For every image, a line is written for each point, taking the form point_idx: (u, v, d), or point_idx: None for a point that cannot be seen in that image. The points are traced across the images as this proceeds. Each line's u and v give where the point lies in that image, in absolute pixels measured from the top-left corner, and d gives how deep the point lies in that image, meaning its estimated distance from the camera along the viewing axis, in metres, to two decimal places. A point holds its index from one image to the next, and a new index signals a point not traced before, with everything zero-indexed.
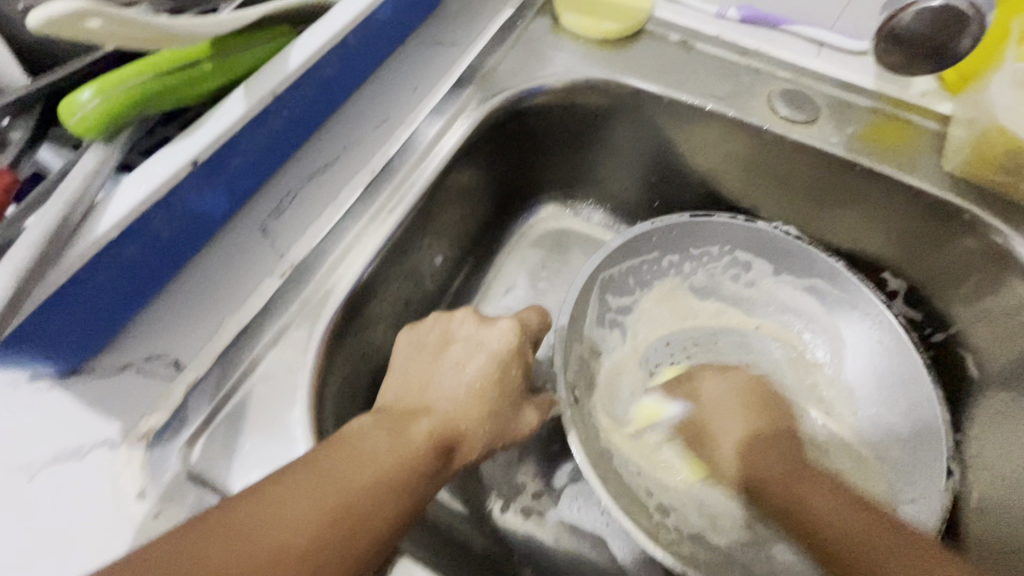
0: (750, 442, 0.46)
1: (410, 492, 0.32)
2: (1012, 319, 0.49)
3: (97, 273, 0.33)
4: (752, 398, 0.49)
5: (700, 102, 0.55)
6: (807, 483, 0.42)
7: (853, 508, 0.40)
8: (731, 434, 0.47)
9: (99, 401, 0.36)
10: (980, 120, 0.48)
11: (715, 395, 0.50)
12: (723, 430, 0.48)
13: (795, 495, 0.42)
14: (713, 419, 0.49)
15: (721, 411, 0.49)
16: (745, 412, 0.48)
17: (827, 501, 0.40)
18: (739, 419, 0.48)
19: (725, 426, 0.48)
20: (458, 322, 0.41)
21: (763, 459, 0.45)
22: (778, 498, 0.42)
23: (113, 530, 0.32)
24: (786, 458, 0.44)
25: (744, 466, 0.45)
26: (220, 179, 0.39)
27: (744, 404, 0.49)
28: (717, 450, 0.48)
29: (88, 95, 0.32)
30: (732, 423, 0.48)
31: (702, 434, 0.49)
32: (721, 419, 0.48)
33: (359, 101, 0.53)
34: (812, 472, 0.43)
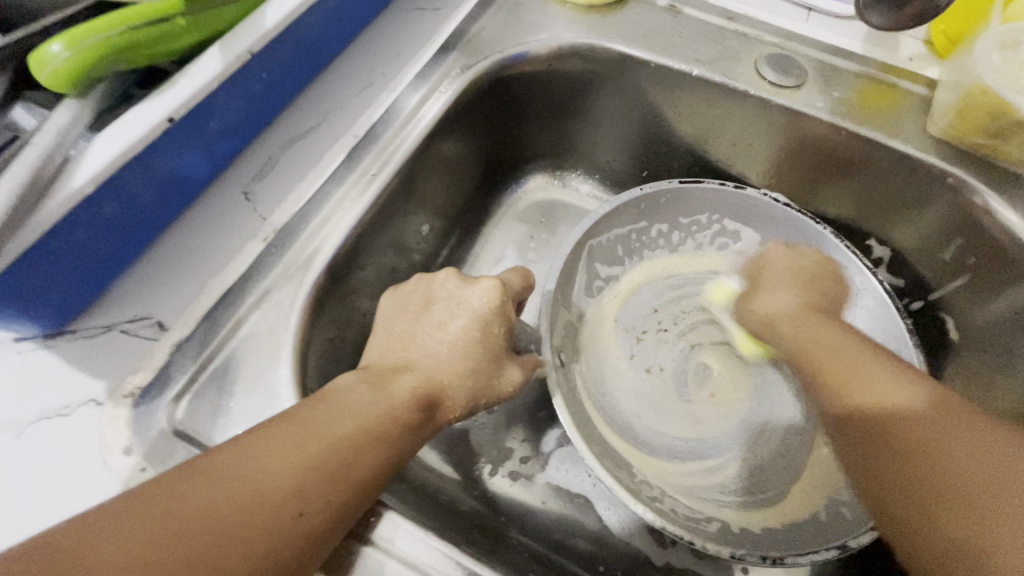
0: (799, 308, 0.51)
1: (392, 443, 0.33)
2: (992, 281, 0.49)
3: (77, 232, 0.34)
4: (801, 271, 0.54)
5: (686, 67, 0.55)
6: (894, 399, 0.40)
7: (939, 428, 0.37)
8: (780, 303, 0.52)
9: (83, 361, 0.37)
10: (966, 80, 0.48)
11: (774, 257, 0.56)
12: (770, 297, 0.53)
13: (873, 410, 0.40)
14: (771, 274, 0.55)
15: (774, 280, 0.55)
16: (796, 288, 0.53)
17: (928, 437, 0.37)
18: (832, 331, 0.47)
19: (782, 296, 0.53)
20: (441, 283, 0.41)
21: (888, 396, 0.40)
22: (871, 421, 0.40)
23: (101, 483, 0.33)
24: (847, 347, 0.45)
25: (808, 341, 0.48)
26: (201, 141, 0.39)
27: (800, 270, 0.54)
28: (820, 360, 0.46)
29: (58, 48, 0.31)
30: (818, 331, 0.48)
31: (757, 279, 0.57)
32: (777, 302, 0.52)
33: (342, 67, 0.52)
34: (883, 364, 0.43)
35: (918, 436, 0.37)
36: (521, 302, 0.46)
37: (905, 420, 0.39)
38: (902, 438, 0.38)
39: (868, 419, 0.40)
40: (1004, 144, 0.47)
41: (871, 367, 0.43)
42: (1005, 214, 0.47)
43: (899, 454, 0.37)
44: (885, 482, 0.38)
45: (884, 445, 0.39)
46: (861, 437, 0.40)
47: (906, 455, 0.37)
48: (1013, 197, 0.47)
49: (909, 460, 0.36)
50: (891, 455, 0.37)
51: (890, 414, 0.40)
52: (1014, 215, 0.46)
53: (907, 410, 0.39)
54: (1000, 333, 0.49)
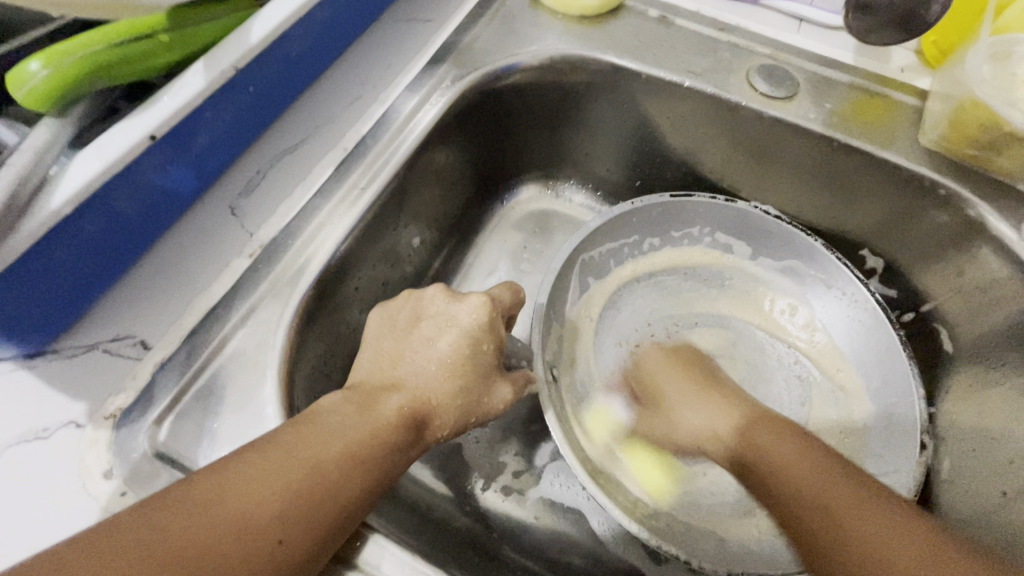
0: (727, 421, 0.45)
1: (377, 465, 0.32)
2: (986, 293, 0.49)
3: (57, 251, 0.33)
4: (681, 369, 0.50)
5: (678, 79, 0.55)
6: (812, 464, 0.38)
7: (812, 470, 0.38)
8: (703, 422, 0.46)
9: (65, 381, 0.36)
10: (956, 93, 0.48)
11: (654, 361, 0.52)
12: (680, 411, 0.47)
13: (774, 467, 0.39)
14: (664, 382, 0.50)
15: (680, 393, 0.48)
16: (701, 391, 0.48)
17: (813, 474, 0.37)
18: (711, 403, 0.46)
19: (708, 416, 0.46)
20: (429, 298, 0.41)
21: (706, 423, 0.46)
22: (756, 453, 0.41)
23: (80, 508, 0.32)
24: (699, 412, 0.46)
25: (711, 436, 0.45)
26: (186, 156, 0.38)
27: (668, 377, 0.50)
28: (678, 420, 0.47)
29: (37, 66, 0.31)
30: (703, 410, 0.46)
31: (655, 395, 0.50)
32: (664, 378, 0.50)
33: (332, 79, 0.52)
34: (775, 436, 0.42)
35: (805, 488, 0.37)
36: (512, 317, 0.46)
37: (794, 470, 0.38)
38: (778, 458, 0.39)
39: (754, 445, 0.42)
40: (995, 156, 0.47)
41: (768, 427, 0.43)
42: (997, 226, 0.47)
43: (842, 505, 0.35)
44: (801, 487, 0.37)
45: (760, 476, 0.40)
46: (751, 474, 0.41)
47: (812, 492, 0.36)
48: (1005, 209, 0.47)
49: (805, 492, 0.37)
50: (785, 490, 0.37)
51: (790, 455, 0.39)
52: (1005, 227, 0.46)
53: (829, 470, 0.37)
54: (993, 345, 0.48)
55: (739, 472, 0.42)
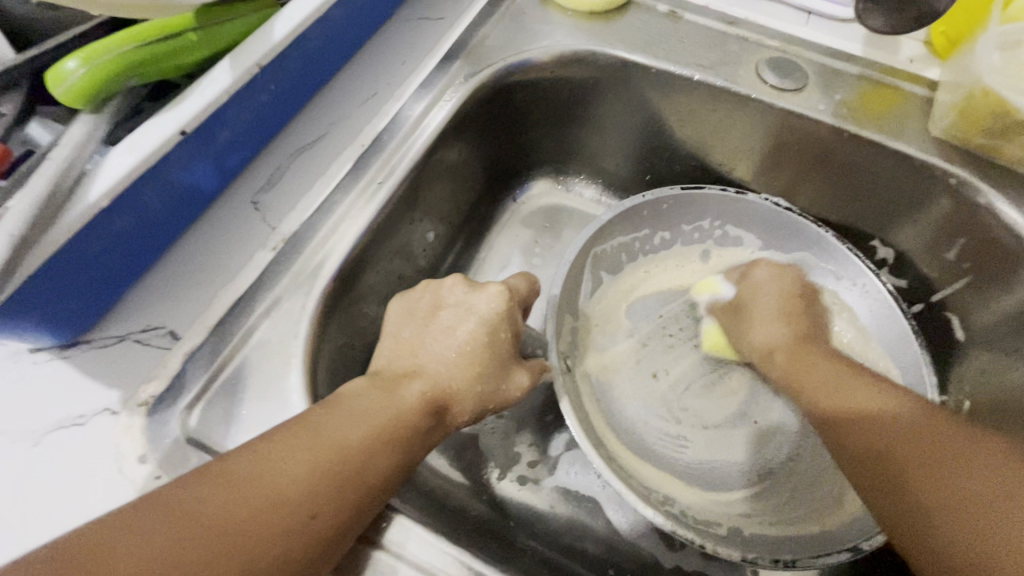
0: (793, 342, 0.49)
1: (402, 447, 0.33)
2: (997, 281, 0.49)
3: (91, 243, 0.34)
4: (800, 303, 0.53)
5: (688, 73, 0.55)
6: (920, 416, 0.38)
7: (922, 432, 0.37)
8: (768, 337, 0.51)
9: (98, 371, 0.37)
10: (966, 82, 0.48)
11: (762, 279, 0.55)
12: (758, 329, 0.52)
13: (857, 412, 0.40)
14: (761, 297, 0.54)
15: (763, 312, 0.52)
16: (784, 318, 0.51)
17: (894, 431, 0.37)
18: (772, 319, 0.51)
19: (764, 324, 0.52)
20: (447, 289, 0.42)
21: (868, 403, 0.40)
22: (847, 417, 0.41)
23: (117, 491, 0.33)
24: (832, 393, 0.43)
25: (773, 352, 0.50)
26: (211, 152, 0.39)
27: (787, 304, 0.52)
28: (744, 334, 0.53)
29: (74, 64, 0.33)
30: (776, 326, 0.51)
31: (741, 307, 0.54)
32: (761, 292, 0.54)
33: (346, 78, 0.53)
34: (886, 414, 0.39)
35: (904, 442, 0.37)
36: (527, 308, 0.47)
37: (905, 426, 0.38)
38: (841, 411, 0.41)
39: (828, 415, 0.42)
40: (1006, 144, 0.47)
41: (842, 418, 0.41)
42: (1008, 213, 0.47)
43: (925, 452, 0.35)
44: (872, 444, 0.38)
45: (839, 446, 0.40)
46: (831, 432, 0.41)
47: (879, 453, 0.37)
48: (1016, 196, 0.47)
49: (878, 444, 0.38)
50: (868, 437, 0.38)
51: (868, 439, 0.38)
52: (1016, 214, 0.47)
53: (901, 403, 0.39)
54: (1005, 332, 0.49)
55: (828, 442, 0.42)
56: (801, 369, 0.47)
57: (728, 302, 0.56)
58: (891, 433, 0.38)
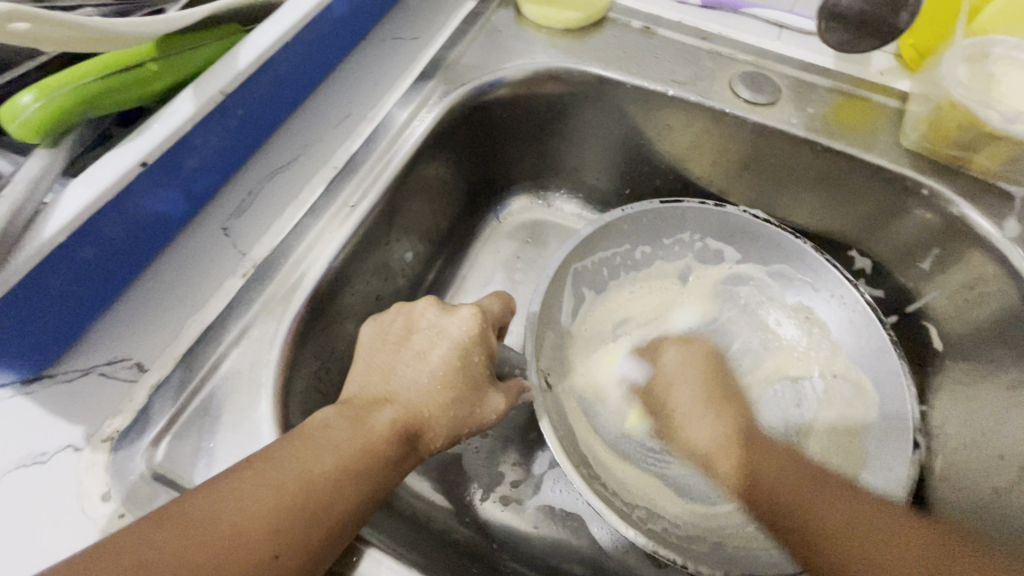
0: (728, 436, 0.45)
1: (370, 479, 0.32)
2: (971, 290, 0.50)
3: (52, 278, 0.34)
4: (706, 369, 0.50)
5: (662, 89, 0.56)
6: (806, 471, 0.42)
7: (822, 500, 0.40)
8: (704, 435, 0.46)
9: (61, 406, 0.37)
10: (934, 94, 0.49)
11: (672, 368, 0.51)
12: (687, 426, 0.47)
13: (810, 499, 0.40)
14: (676, 388, 0.50)
15: (690, 405, 0.48)
16: (712, 408, 0.47)
17: (835, 510, 0.39)
18: (716, 421, 0.46)
19: (695, 419, 0.47)
20: (420, 311, 0.42)
21: (697, 435, 0.46)
22: (750, 461, 0.43)
23: (79, 530, 0.33)
24: (785, 469, 0.42)
25: (720, 451, 0.45)
26: (177, 181, 0.39)
27: (705, 380, 0.50)
28: (682, 430, 0.48)
29: (29, 99, 0.32)
30: (702, 424, 0.46)
31: (660, 402, 0.50)
32: (679, 390, 0.49)
33: (320, 99, 0.53)
34: (812, 468, 0.43)
35: (851, 527, 0.38)
36: (503, 327, 0.47)
37: (823, 518, 0.38)
38: (785, 490, 0.41)
39: (778, 498, 0.40)
40: (975, 155, 0.48)
41: (788, 472, 0.42)
42: (978, 223, 0.48)
43: (804, 510, 0.39)
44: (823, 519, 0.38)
45: (805, 513, 0.39)
46: (768, 509, 0.41)
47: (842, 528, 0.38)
48: (985, 206, 0.48)
49: (831, 526, 0.38)
50: (851, 554, 0.36)
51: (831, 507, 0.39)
52: (986, 224, 0.47)
53: (861, 514, 0.38)
54: (980, 341, 0.49)
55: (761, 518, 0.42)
56: (786, 455, 0.44)
57: (646, 397, 0.52)
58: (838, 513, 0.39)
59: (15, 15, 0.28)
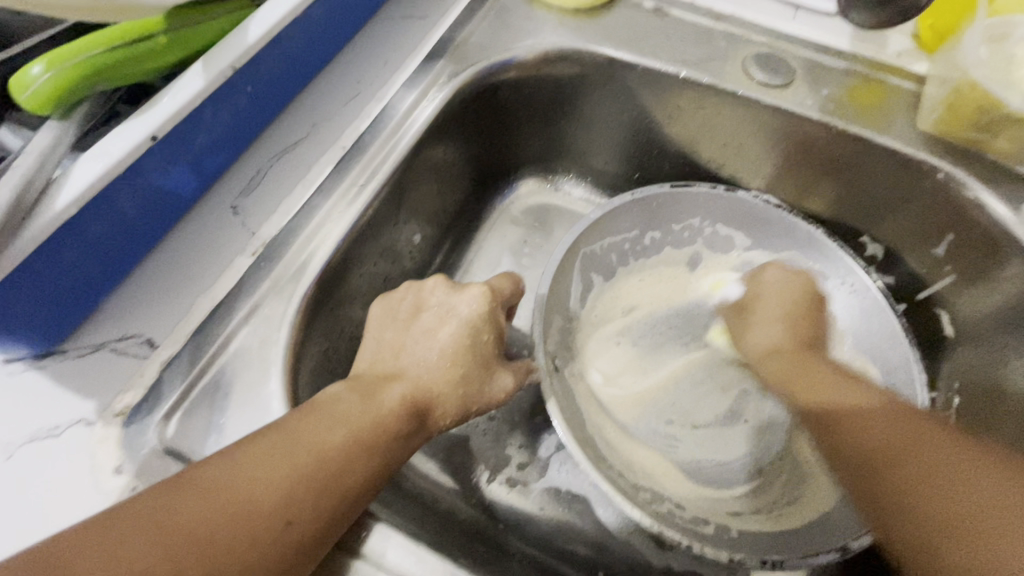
0: (786, 346, 0.51)
1: (381, 452, 0.32)
2: (985, 275, 0.49)
3: (63, 251, 0.34)
4: (808, 308, 0.53)
5: (674, 69, 0.55)
6: (896, 414, 0.40)
7: (909, 427, 0.39)
8: (767, 338, 0.52)
9: (73, 380, 0.37)
10: (953, 75, 0.48)
11: (774, 281, 0.55)
12: (753, 332, 0.53)
13: (882, 446, 0.38)
14: (763, 300, 0.55)
15: (769, 315, 0.53)
16: (779, 321, 0.53)
17: (891, 429, 0.39)
18: (784, 326, 0.52)
19: (763, 327, 0.53)
20: (429, 290, 0.41)
21: (760, 339, 0.52)
22: (833, 420, 0.42)
23: (93, 502, 0.33)
24: (840, 392, 0.44)
25: (767, 355, 0.51)
26: (186, 157, 0.39)
27: (793, 305, 0.53)
28: (746, 334, 0.54)
29: (39, 70, 0.32)
30: (770, 330, 0.52)
31: (747, 308, 0.55)
32: (768, 298, 0.54)
33: (328, 78, 0.52)
34: (875, 407, 0.41)
35: (937, 477, 0.35)
36: (512, 308, 0.47)
37: (896, 442, 0.38)
38: (886, 448, 0.38)
39: (875, 452, 0.38)
40: (994, 137, 0.47)
41: (886, 416, 0.40)
42: (995, 207, 0.47)
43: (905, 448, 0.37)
44: (868, 442, 0.39)
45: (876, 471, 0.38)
46: (817, 424, 0.44)
47: (917, 469, 0.36)
48: (1003, 189, 0.47)
49: (907, 468, 0.36)
50: (904, 473, 0.36)
51: (882, 433, 0.39)
52: (1004, 207, 0.47)
53: (915, 422, 0.39)
54: (993, 326, 0.49)
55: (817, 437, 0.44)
56: (809, 375, 0.47)
57: (733, 309, 0.57)
58: (918, 457, 0.36)
59: None
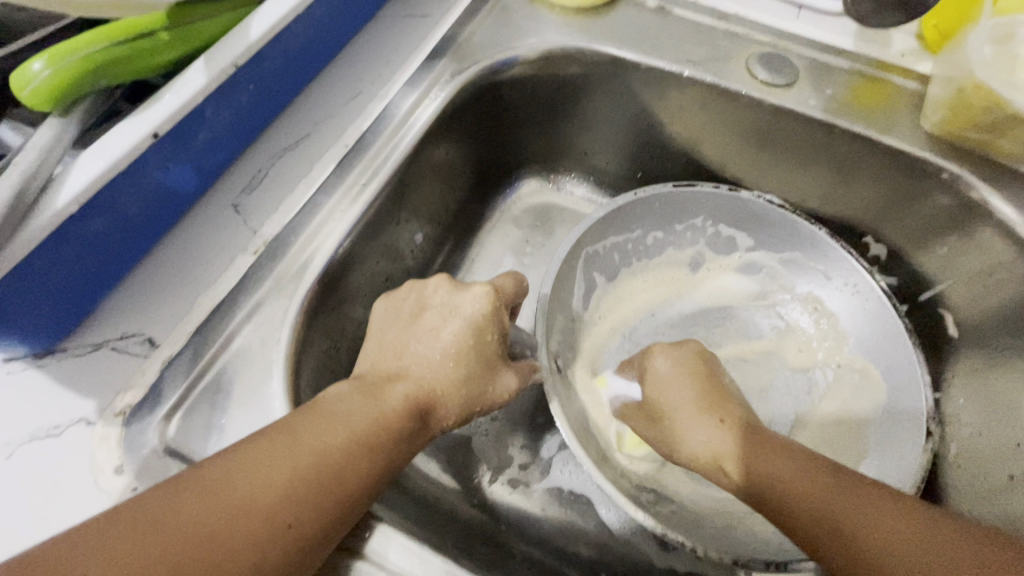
0: (725, 440, 0.39)
1: (384, 452, 0.32)
2: (989, 277, 0.49)
3: (64, 249, 0.33)
4: (698, 376, 0.43)
5: (677, 69, 0.54)
6: (859, 502, 0.33)
7: (839, 494, 0.34)
8: (705, 442, 0.39)
9: (73, 380, 0.36)
10: (958, 76, 0.48)
11: (664, 371, 0.43)
12: (684, 429, 0.40)
13: (864, 543, 0.31)
14: (668, 394, 0.42)
15: (681, 407, 0.41)
16: (709, 411, 0.41)
17: (875, 517, 0.32)
18: (702, 416, 0.40)
19: (691, 420, 0.40)
20: (432, 289, 0.41)
21: (691, 441, 0.40)
22: (780, 494, 0.35)
23: (93, 502, 0.33)
24: (790, 463, 0.36)
25: (721, 458, 0.38)
26: (188, 155, 0.38)
27: (690, 396, 0.42)
28: (675, 436, 0.41)
29: (39, 66, 0.32)
30: (680, 390, 0.42)
31: (654, 408, 0.43)
32: (671, 392, 0.42)
33: (331, 76, 0.52)
34: (802, 457, 0.37)
35: (933, 572, 0.29)
36: (515, 308, 0.46)
37: (864, 526, 0.31)
38: (853, 536, 0.31)
39: (856, 544, 0.31)
40: (998, 138, 0.47)
41: (805, 459, 0.37)
42: (999, 209, 0.47)
43: (819, 486, 0.34)
44: (857, 526, 0.32)
45: (853, 566, 0.31)
46: (758, 502, 0.36)
47: (853, 536, 0.31)
48: (1007, 190, 0.47)
49: (855, 543, 0.31)
50: (870, 552, 0.31)
51: (841, 507, 0.33)
52: (1008, 208, 0.46)
53: (874, 504, 0.32)
54: (996, 327, 0.49)
55: (763, 513, 0.36)
56: (756, 440, 0.39)
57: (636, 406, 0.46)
58: (894, 532, 0.31)
59: None
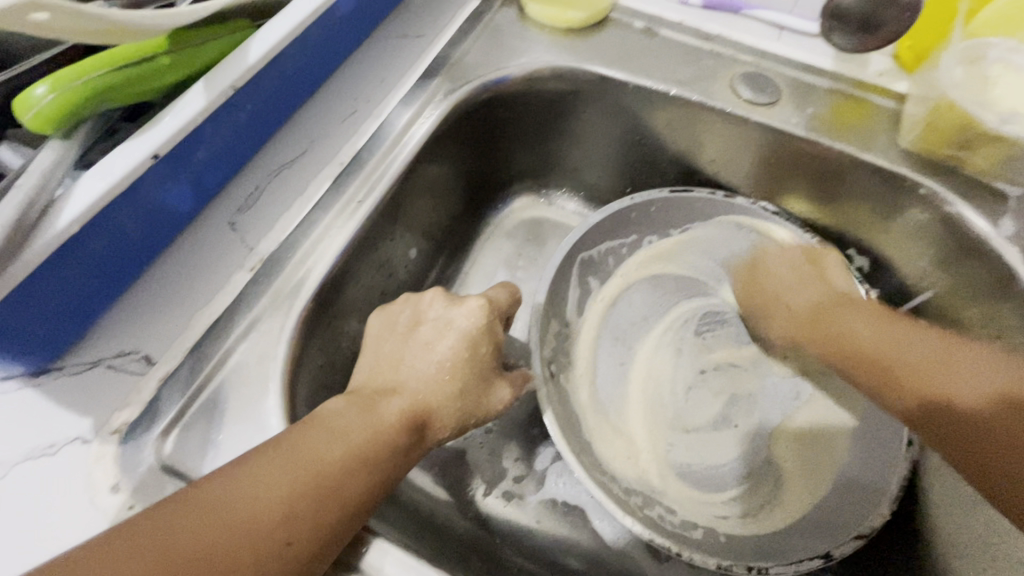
0: (821, 303, 0.52)
1: (381, 467, 0.33)
2: (967, 287, 0.50)
3: (62, 269, 0.34)
4: (810, 267, 0.55)
5: (665, 88, 0.56)
6: (977, 354, 0.45)
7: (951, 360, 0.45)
8: (805, 300, 0.53)
9: (69, 398, 0.37)
10: (932, 95, 0.50)
11: (774, 255, 0.57)
12: (790, 297, 0.54)
13: (945, 388, 0.45)
14: (775, 274, 0.56)
15: (785, 284, 0.55)
16: (807, 274, 0.54)
17: (920, 354, 0.46)
18: (816, 282, 0.54)
19: (798, 289, 0.54)
20: (427, 302, 0.42)
21: (788, 296, 0.54)
22: (943, 406, 0.44)
23: (89, 521, 0.33)
24: (883, 331, 0.49)
25: (823, 312, 0.52)
26: (185, 174, 0.39)
27: (789, 259, 0.56)
28: (778, 291, 0.55)
29: (43, 90, 0.32)
30: (807, 291, 0.53)
31: (758, 273, 0.57)
32: (769, 285, 0.56)
33: (326, 95, 0.53)
34: (934, 340, 0.47)
35: (998, 431, 0.41)
36: (509, 321, 0.47)
37: (965, 409, 0.43)
38: (928, 379, 0.45)
39: (952, 420, 0.44)
40: (972, 155, 0.49)
41: (936, 341, 0.47)
42: (975, 222, 0.48)
43: (942, 366, 0.46)
44: (925, 394, 0.45)
45: (932, 431, 0.44)
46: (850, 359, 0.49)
47: (974, 416, 0.43)
48: (981, 204, 0.49)
49: (924, 386, 0.45)
50: (962, 419, 0.43)
51: (977, 368, 0.44)
52: (983, 222, 0.48)
53: (910, 336, 0.48)
54: (976, 337, 0.50)
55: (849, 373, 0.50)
56: (888, 326, 0.49)
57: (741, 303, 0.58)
58: (963, 383, 0.44)
59: (36, 5, 0.28)
